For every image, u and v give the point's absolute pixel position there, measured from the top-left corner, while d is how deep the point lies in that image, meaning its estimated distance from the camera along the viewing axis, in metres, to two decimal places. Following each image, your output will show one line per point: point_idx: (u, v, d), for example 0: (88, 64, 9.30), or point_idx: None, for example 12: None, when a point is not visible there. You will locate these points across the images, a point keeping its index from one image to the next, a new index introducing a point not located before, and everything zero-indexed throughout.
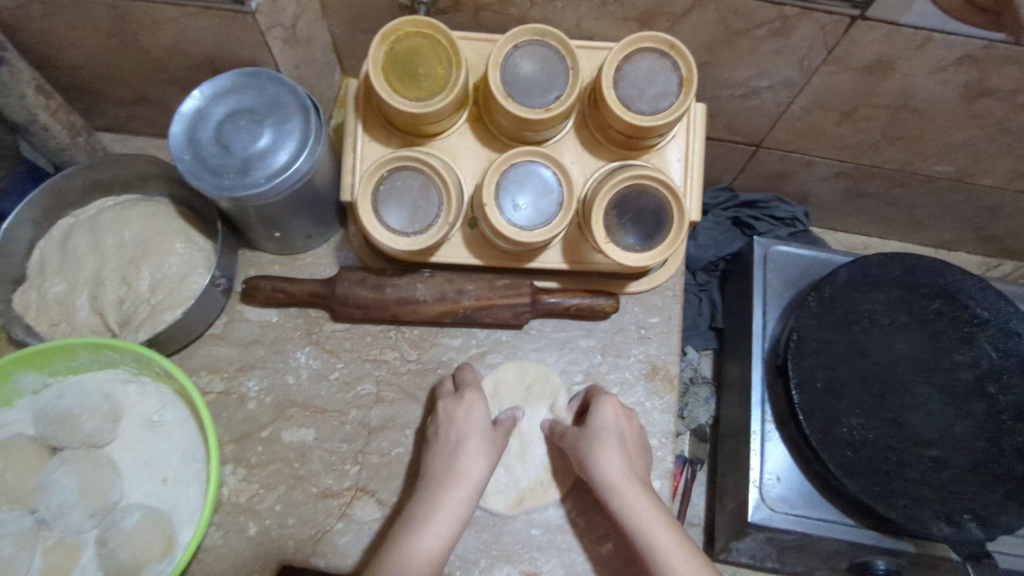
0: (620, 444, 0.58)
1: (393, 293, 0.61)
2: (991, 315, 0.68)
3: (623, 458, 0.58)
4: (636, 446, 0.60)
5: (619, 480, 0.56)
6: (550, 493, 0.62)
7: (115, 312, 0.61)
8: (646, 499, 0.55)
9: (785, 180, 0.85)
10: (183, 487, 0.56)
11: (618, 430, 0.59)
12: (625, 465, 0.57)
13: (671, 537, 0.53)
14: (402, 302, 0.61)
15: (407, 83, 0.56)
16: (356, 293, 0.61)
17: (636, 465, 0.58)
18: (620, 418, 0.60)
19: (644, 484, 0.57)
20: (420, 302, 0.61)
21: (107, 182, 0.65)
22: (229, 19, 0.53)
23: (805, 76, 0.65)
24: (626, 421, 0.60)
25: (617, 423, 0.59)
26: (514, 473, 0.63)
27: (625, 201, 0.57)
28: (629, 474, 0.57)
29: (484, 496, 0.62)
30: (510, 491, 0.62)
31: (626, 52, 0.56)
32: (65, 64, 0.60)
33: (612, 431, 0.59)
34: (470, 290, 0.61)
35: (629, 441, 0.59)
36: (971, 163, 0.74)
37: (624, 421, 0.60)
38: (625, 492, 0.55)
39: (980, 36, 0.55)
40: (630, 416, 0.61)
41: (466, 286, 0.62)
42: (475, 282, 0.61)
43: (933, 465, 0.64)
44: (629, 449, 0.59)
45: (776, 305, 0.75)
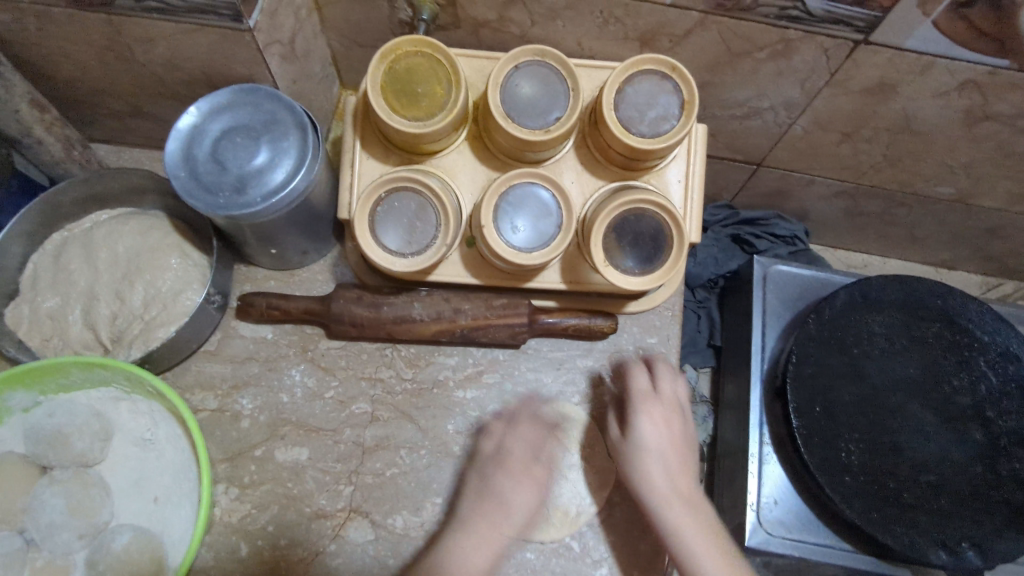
0: (662, 458, 0.58)
1: (389, 311, 0.61)
2: (989, 339, 0.68)
3: (666, 470, 0.58)
4: (679, 452, 0.59)
5: (666, 498, 0.57)
6: (550, 534, 0.60)
7: (108, 328, 0.60)
8: (690, 518, 0.56)
9: (785, 198, 0.84)
10: (175, 507, 0.56)
11: (659, 439, 0.59)
12: (671, 483, 0.57)
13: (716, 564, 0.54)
14: (398, 321, 0.61)
15: (406, 102, 0.55)
16: (354, 311, 0.61)
17: (680, 477, 0.58)
18: (660, 423, 0.59)
19: (693, 501, 0.57)
20: (416, 321, 0.61)
21: (101, 196, 0.64)
22: (227, 36, 0.52)
23: (807, 97, 0.64)
24: (667, 423, 0.60)
25: (658, 430, 0.59)
26: None
27: (624, 224, 0.57)
28: (674, 490, 0.57)
29: None
30: None
31: (627, 74, 0.56)
32: (61, 76, 0.60)
33: (654, 442, 0.58)
34: (466, 310, 0.60)
35: (671, 450, 0.59)
36: (972, 185, 0.73)
37: (665, 427, 0.59)
38: (675, 512, 0.56)
39: (983, 62, 0.55)
40: (668, 416, 0.60)
41: (462, 305, 0.61)
42: (472, 301, 0.61)
43: (931, 491, 0.64)
44: (672, 458, 0.59)
45: (775, 325, 0.75)
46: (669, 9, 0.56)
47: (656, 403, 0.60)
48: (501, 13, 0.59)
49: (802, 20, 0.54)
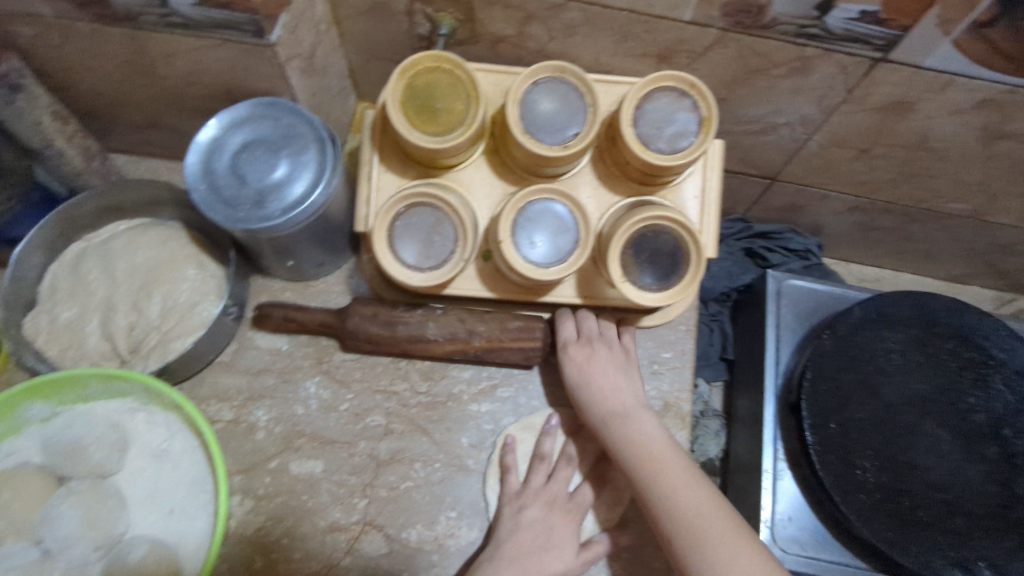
0: (595, 390, 0.61)
1: (403, 330, 0.60)
2: (1006, 357, 0.67)
3: (604, 396, 0.60)
4: (609, 376, 0.61)
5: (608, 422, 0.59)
6: None
7: (125, 339, 0.60)
8: (634, 431, 0.58)
9: (798, 212, 0.84)
10: (190, 519, 0.56)
11: (588, 374, 0.61)
12: (607, 409, 0.60)
13: (671, 465, 0.56)
14: (413, 340, 0.61)
15: (425, 118, 0.55)
16: (368, 328, 0.60)
17: (622, 397, 0.60)
18: (584, 357, 0.61)
19: (630, 413, 0.59)
20: (430, 340, 0.61)
21: (120, 207, 0.65)
22: (249, 51, 0.52)
23: (824, 114, 0.64)
24: (589, 352, 0.61)
25: (583, 368, 0.61)
26: None
27: (641, 240, 0.57)
28: (612, 412, 0.60)
29: None
30: None
31: (646, 90, 0.56)
32: (83, 88, 0.60)
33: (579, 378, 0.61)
34: (481, 331, 0.60)
35: (599, 376, 0.61)
36: (987, 201, 0.73)
37: (589, 361, 0.61)
38: (618, 429, 0.59)
39: (1002, 81, 0.55)
40: (591, 346, 0.62)
41: (477, 326, 0.61)
42: (487, 322, 0.60)
43: (947, 509, 0.63)
44: (602, 383, 0.61)
45: (790, 340, 0.74)
46: (689, 26, 0.56)
47: (577, 344, 0.62)
48: (520, 28, 0.60)
49: (822, 38, 0.55)
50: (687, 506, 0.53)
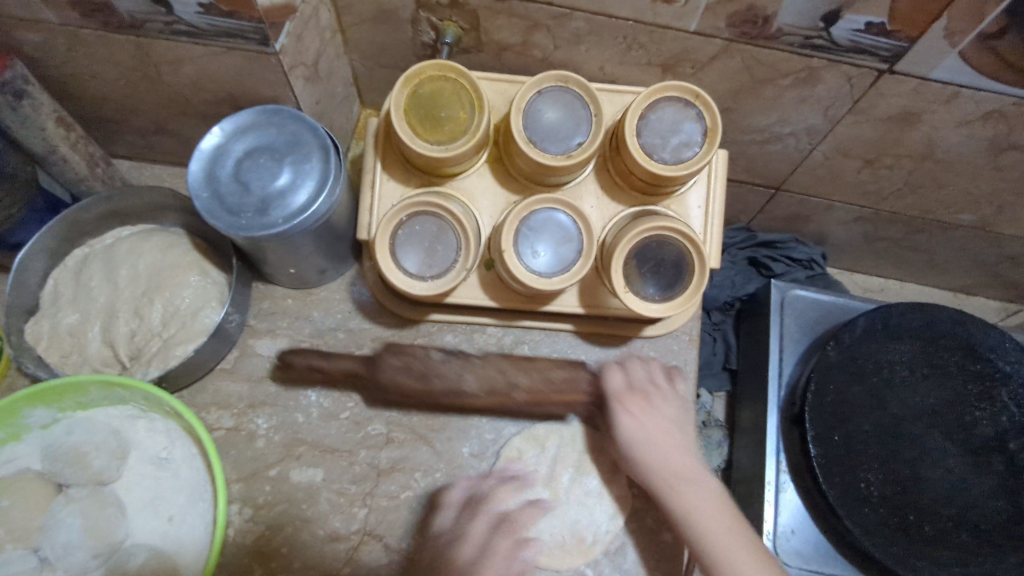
0: (652, 448, 0.58)
1: (438, 384, 0.58)
2: (1013, 370, 0.67)
3: (662, 456, 0.57)
4: (667, 431, 0.59)
5: (664, 476, 0.56)
6: (564, 562, 0.59)
7: (126, 345, 0.60)
8: (694, 495, 0.55)
9: (802, 222, 0.84)
10: (189, 527, 0.56)
11: (644, 423, 0.58)
12: (666, 469, 0.57)
13: (733, 535, 0.54)
14: (449, 392, 0.59)
15: (429, 126, 0.55)
16: (400, 381, 0.59)
17: (679, 457, 0.58)
18: (641, 407, 0.59)
19: (691, 476, 0.56)
20: (466, 393, 0.59)
21: (123, 213, 0.65)
22: (253, 59, 0.52)
23: (829, 124, 0.64)
24: (643, 408, 0.59)
25: (639, 416, 0.59)
26: (538, 525, 0.60)
27: (645, 251, 0.57)
28: (672, 473, 0.56)
29: None
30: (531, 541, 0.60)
31: (651, 100, 0.56)
32: (88, 94, 0.60)
33: (634, 433, 0.58)
34: (521, 383, 0.59)
35: (656, 433, 0.58)
36: (994, 212, 0.73)
37: (644, 415, 0.59)
38: (676, 491, 0.56)
39: (1009, 93, 0.55)
40: (646, 397, 0.60)
41: (517, 377, 0.59)
42: (528, 374, 0.59)
43: (952, 524, 0.63)
44: (660, 441, 0.58)
45: (793, 350, 0.74)
46: (694, 36, 0.56)
47: (631, 393, 0.60)
48: (524, 37, 0.59)
49: (828, 49, 0.54)
50: None
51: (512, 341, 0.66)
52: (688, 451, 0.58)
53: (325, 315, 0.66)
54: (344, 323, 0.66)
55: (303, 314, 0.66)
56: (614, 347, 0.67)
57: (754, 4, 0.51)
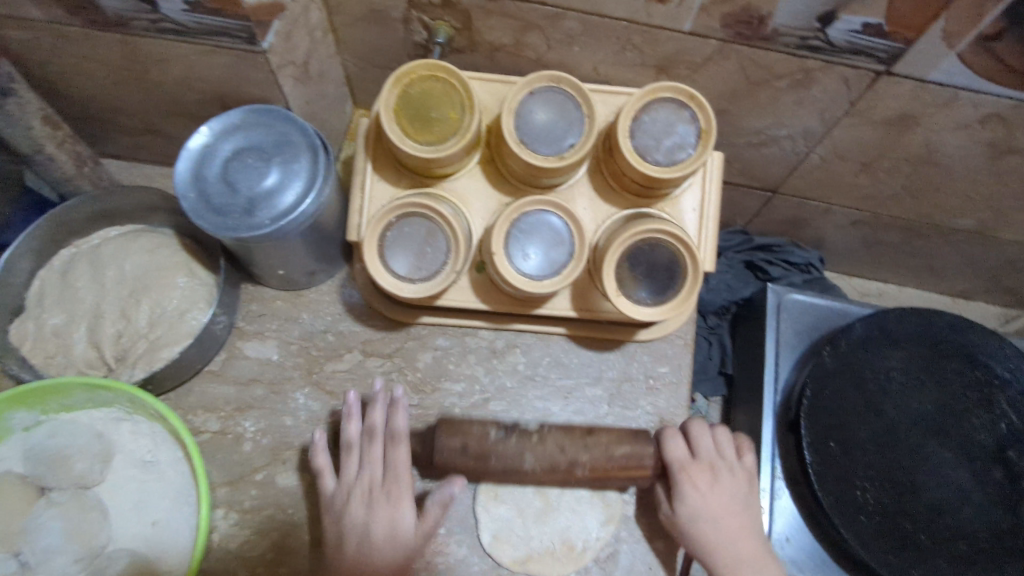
0: (717, 525, 0.56)
1: (496, 462, 0.56)
2: (1012, 376, 0.66)
3: (726, 536, 0.56)
4: (730, 508, 0.57)
5: (724, 555, 0.55)
6: (554, 569, 0.59)
7: (112, 347, 0.60)
8: None
9: (800, 226, 0.83)
10: (173, 531, 0.55)
11: (707, 497, 0.56)
12: (732, 551, 0.55)
13: None
14: (506, 470, 0.57)
15: (419, 127, 0.55)
16: (456, 461, 0.56)
17: (743, 537, 0.56)
18: (708, 481, 0.57)
19: (758, 563, 0.55)
20: (525, 471, 0.56)
21: (111, 213, 0.64)
22: (241, 57, 0.52)
23: (826, 127, 0.63)
24: (710, 481, 0.57)
25: (704, 489, 0.57)
26: (529, 530, 0.60)
27: (638, 254, 0.56)
28: (736, 555, 0.55)
29: (494, 542, 0.59)
30: (520, 547, 0.59)
31: (644, 101, 0.55)
32: (75, 93, 0.59)
33: (699, 508, 0.56)
34: (585, 463, 0.56)
35: (722, 511, 0.56)
36: (993, 217, 0.72)
37: (711, 489, 0.57)
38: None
39: (1008, 96, 0.54)
40: (713, 469, 0.58)
41: (579, 455, 0.57)
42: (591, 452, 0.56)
43: (950, 533, 0.62)
44: (726, 519, 0.56)
45: (789, 356, 0.73)
46: (689, 37, 0.55)
47: (696, 465, 0.57)
48: (517, 37, 0.59)
49: (824, 51, 0.54)
50: None
51: (504, 345, 0.66)
52: (755, 533, 0.57)
53: (315, 317, 0.66)
54: (334, 325, 0.66)
55: (292, 316, 0.66)
56: (607, 351, 0.66)
57: (750, 5, 0.50)
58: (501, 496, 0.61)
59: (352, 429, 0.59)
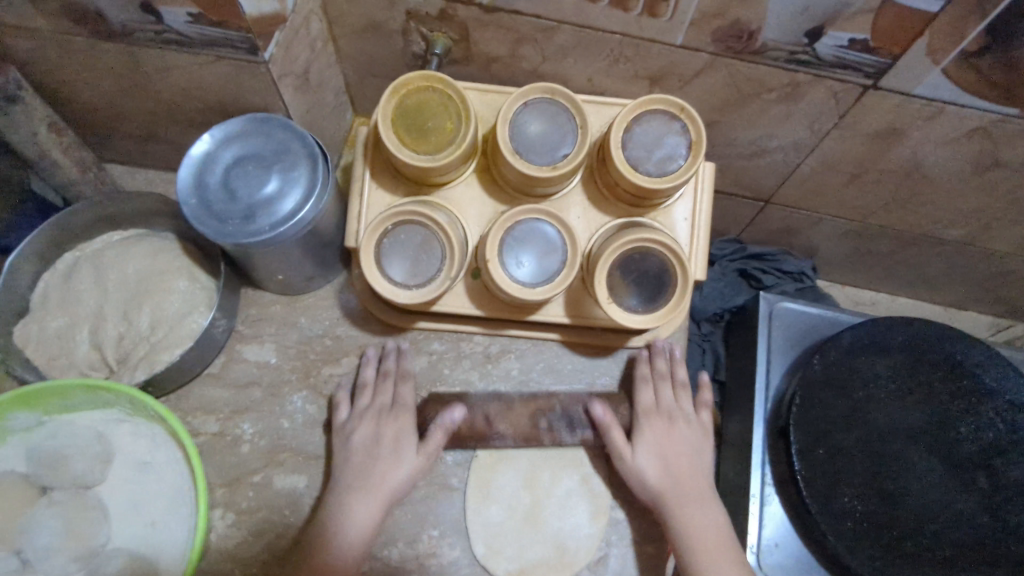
0: (665, 464, 0.61)
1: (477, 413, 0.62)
2: (998, 386, 0.67)
3: (660, 460, 0.61)
4: (685, 456, 0.62)
5: (666, 511, 0.59)
6: None
7: (113, 349, 0.61)
8: (695, 509, 0.59)
9: (792, 235, 0.84)
10: (171, 531, 0.56)
11: (653, 464, 0.61)
12: (673, 486, 0.60)
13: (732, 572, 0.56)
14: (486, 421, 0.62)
15: (415, 136, 0.56)
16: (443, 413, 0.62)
17: (681, 466, 0.62)
18: (660, 436, 0.63)
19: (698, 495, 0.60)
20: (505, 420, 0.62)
21: (115, 217, 0.65)
22: (242, 68, 0.53)
23: (816, 138, 0.64)
24: (665, 424, 0.63)
25: (658, 452, 0.62)
26: (523, 539, 0.61)
27: (628, 262, 0.57)
28: (670, 479, 0.60)
29: (486, 555, 0.60)
30: (514, 561, 0.60)
31: (635, 113, 0.56)
32: (81, 100, 0.61)
33: (649, 460, 0.61)
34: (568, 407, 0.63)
35: (671, 453, 0.62)
36: (981, 228, 0.73)
37: (664, 432, 0.63)
38: (677, 511, 0.59)
39: (993, 110, 0.55)
40: (670, 418, 0.64)
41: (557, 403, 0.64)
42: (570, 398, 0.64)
43: (936, 540, 0.63)
44: (676, 461, 0.62)
45: (780, 363, 0.74)
46: (680, 51, 0.56)
47: (657, 414, 0.63)
48: (513, 49, 0.60)
49: (812, 65, 0.55)
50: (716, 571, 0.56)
51: (498, 351, 0.67)
52: (699, 473, 0.62)
53: (313, 322, 0.67)
54: (331, 329, 0.67)
55: (290, 320, 0.67)
56: (599, 356, 0.67)
57: (738, 20, 0.52)
58: (494, 494, 0.62)
59: (367, 372, 0.64)
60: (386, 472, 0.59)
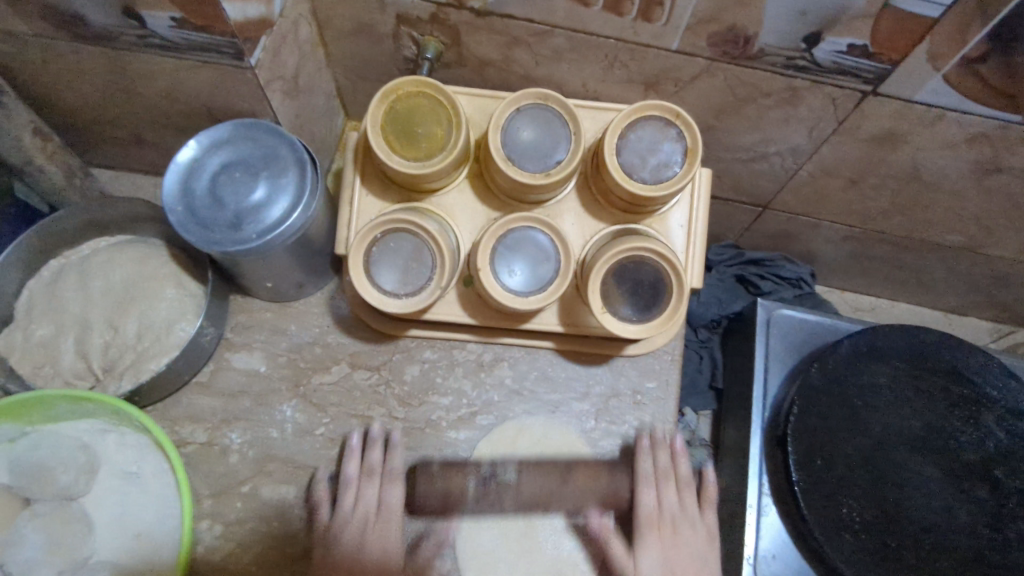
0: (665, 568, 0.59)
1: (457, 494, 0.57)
2: (999, 394, 0.66)
3: (660, 562, 0.59)
4: (688, 559, 0.60)
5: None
6: None
7: (100, 358, 0.60)
8: None
9: (791, 240, 0.83)
10: (156, 545, 0.55)
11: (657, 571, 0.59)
12: None
13: None
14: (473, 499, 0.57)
15: (405, 143, 0.55)
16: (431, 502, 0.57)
17: (677, 567, 0.60)
18: (666, 540, 0.60)
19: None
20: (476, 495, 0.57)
21: (102, 224, 0.64)
22: (229, 73, 0.52)
23: (814, 144, 0.63)
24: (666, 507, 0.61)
25: (663, 562, 0.59)
26: (518, 564, 0.60)
27: (623, 271, 0.56)
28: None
29: None
30: None
31: (630, 119, 0.55)
32: (65, 105, 0.60)
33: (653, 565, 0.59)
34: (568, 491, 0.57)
35: (672, 557, 0.60)
36: (982, 234, 0.72)
37: (667, 540, 0.60)
38: None
39: (994, 116, 0.54)
40: (673, 526, 0.61)
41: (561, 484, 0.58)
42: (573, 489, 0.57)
43: (936, 552, 0.62)
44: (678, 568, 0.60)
45: (777, 370, 0.73)
46: (675, 55, 0.55)
47: (661, 521, 0.60)
48: (506, 53, 0.59)
49: (810, 70, 0.54)
50: None
51: (492, 359, 0.66)
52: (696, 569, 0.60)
53: (303, 329, 0.66)
54: (321, 337, 0.66)
55: (280, 327, 0.66)
56: (595, 365, 0.66)
57: (735, 24, 0.51)
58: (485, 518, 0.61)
59: (351, 468, 0.60)
60: (382, 551, 0.57)
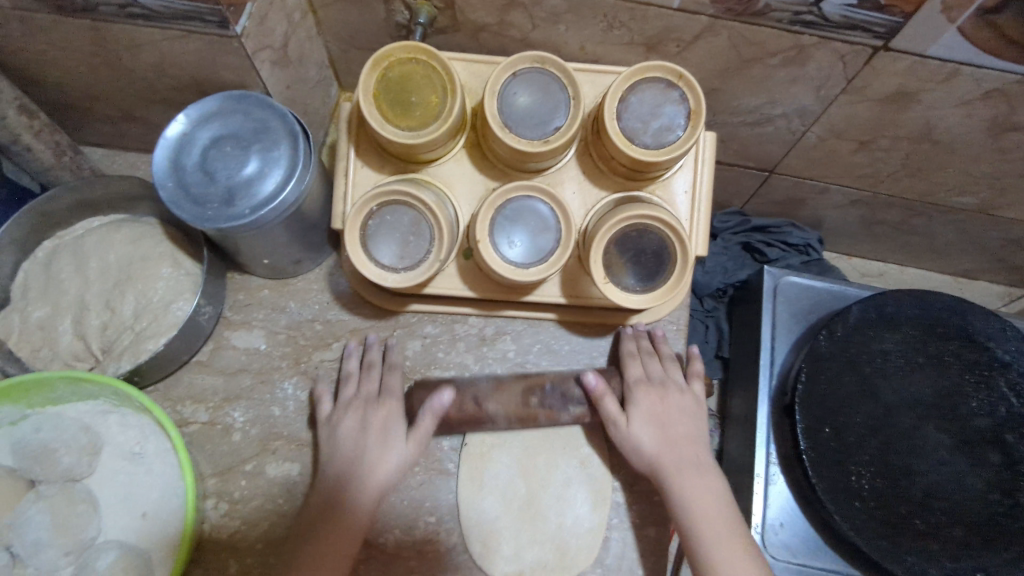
0: (659, 427, 0.59)
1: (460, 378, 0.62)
2: (1012, 358, 0.64)
3: (654, 428, 0.59)
4: (683, 424, 0.60)
5: (669, 476, 0.57)
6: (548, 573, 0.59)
7: (98, 339, 0.59)
8: (691, 473, 0.57)
9: (798, 206, 0.82)
10: (164, 521, 0.55)
11: (650, 433, 0.58)
12: (667, 458, 0.58)
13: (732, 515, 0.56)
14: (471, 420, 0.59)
15: (399, 112, 0.53)
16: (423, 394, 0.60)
17: (671, 428, 0.59)
18: (654, 404, 0.60)
19: (699, 466, 0.58)
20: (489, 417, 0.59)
21: (95, 202, 0.63)
22: (214, 42, 0.50)
23: (822, 105, 0.61)
24: (656, 374, 0.62)
25: (656, 420, 0.59)
26: (523, 530, 0.60)
27: (626, 240, 0.55)
28: (659, 440, 0.58)
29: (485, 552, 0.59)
30: (513, 562, 0.59)
31: (631, 82, 0.54)
32: (50, 81, 0.58)
33: (645, 434, 0.58)
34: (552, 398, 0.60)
35: (672, 424, 0.60)
36: (994, 195, 0.70)
37: (662, 407, 0.60)
38: (676, 482, 0.57)
39: (1010, 70, 0.52)
40: (662, 390, 0.61)
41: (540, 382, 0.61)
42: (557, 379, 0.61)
43: (946, 518, 0.61)
44: (677, 428, 0.60)
45: (785, 339, 0.72)
46: (678, 14, 0.53)
47: (649, 386, 0.61)
48: (501, 16, 0.57)
49: (818, 26, 0.51)
50: (695, 495, 0.56)
51: (494, 332, 0.65)
52: (689, 426, 0.60)
53: (302, 306, 0.65)
54: (321, 313, 0.65)
55: (279, 305, 0.65)
56: (599, 337, 0.65)
57: None
58: (486, 488, 0.61)
59: (351, 364, 0.62)
60: (377, 462, 0.57)
